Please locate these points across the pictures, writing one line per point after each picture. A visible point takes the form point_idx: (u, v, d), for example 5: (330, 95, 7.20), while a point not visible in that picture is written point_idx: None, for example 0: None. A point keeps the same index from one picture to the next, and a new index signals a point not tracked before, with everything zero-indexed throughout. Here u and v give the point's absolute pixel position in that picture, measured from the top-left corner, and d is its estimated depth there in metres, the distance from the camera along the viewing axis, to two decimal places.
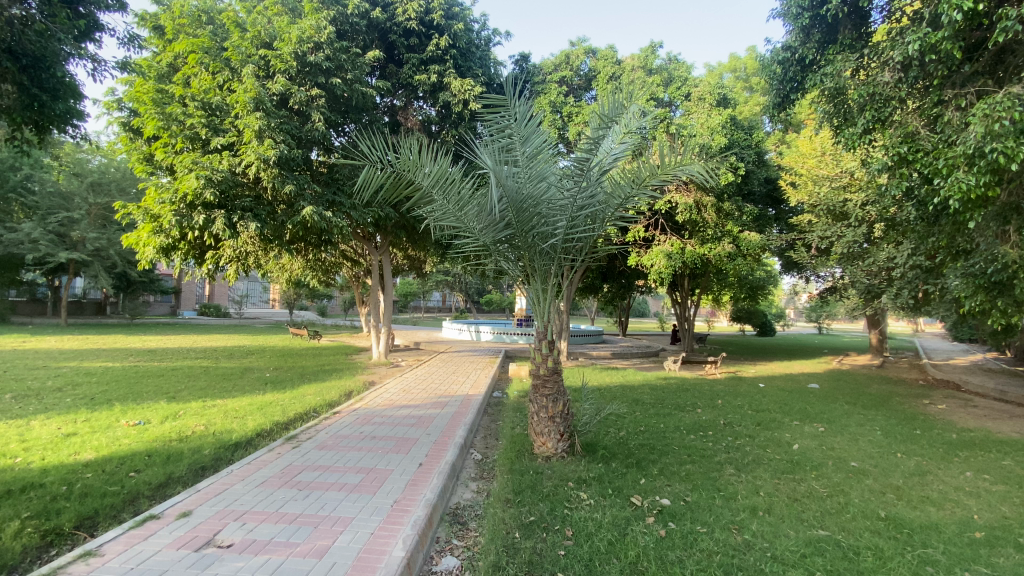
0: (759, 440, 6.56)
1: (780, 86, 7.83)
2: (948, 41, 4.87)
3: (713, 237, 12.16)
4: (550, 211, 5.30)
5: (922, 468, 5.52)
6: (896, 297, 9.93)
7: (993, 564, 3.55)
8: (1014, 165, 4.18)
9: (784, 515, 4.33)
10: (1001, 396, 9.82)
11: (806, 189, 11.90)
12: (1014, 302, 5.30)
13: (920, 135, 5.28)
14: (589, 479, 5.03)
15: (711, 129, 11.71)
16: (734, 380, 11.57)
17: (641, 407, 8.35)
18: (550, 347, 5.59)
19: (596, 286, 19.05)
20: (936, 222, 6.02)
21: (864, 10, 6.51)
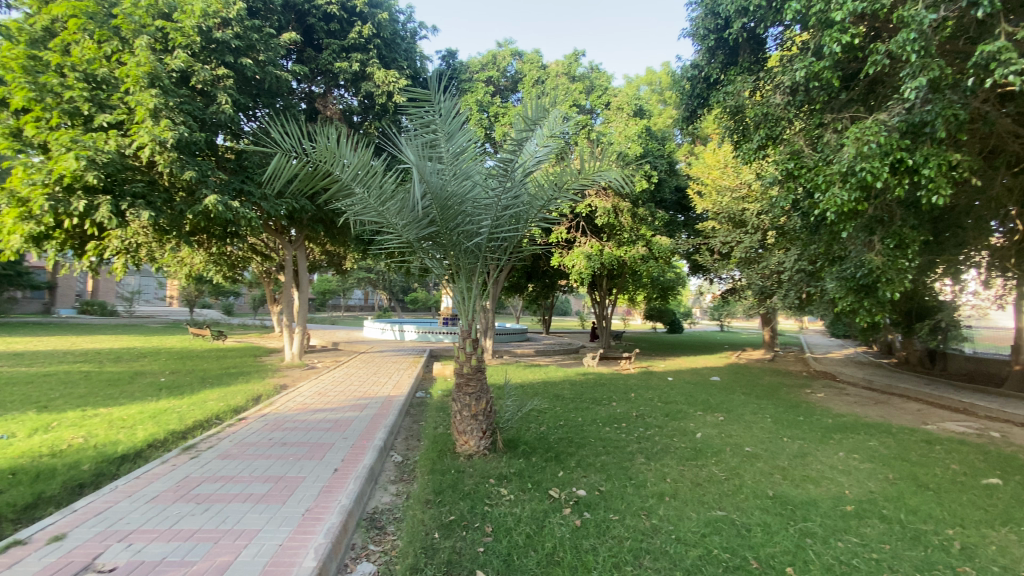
0: (667, 430, 7.02)
1: (688, 101, 8.45)
2: (828, 70, 5.42)
3: (628, 240, 12.83)
4: (475, 210, 5.29)
5: (804, 450, 6.21)
6: (785, 298, 11.07)
7: (860, 533, 4.05)
8: (878, 183, 4.77)
9: (687, 499, 4.67)
10: (868, 384, 11.26)
11: (710, 198, 12.78)
12: (876, 302, 6.11)
13: (804, 153, 5.90)
14: (510, 474, 5.10)
15: (628, 137, 12.32)
16: (647, 374, 12.30)
17: (561, 402, 8.61)
18: (474, 345, 5.57)
19: (521, 286, 19.42)
20: (817, 231, 6.78)
21: (760, 37, 7.12)
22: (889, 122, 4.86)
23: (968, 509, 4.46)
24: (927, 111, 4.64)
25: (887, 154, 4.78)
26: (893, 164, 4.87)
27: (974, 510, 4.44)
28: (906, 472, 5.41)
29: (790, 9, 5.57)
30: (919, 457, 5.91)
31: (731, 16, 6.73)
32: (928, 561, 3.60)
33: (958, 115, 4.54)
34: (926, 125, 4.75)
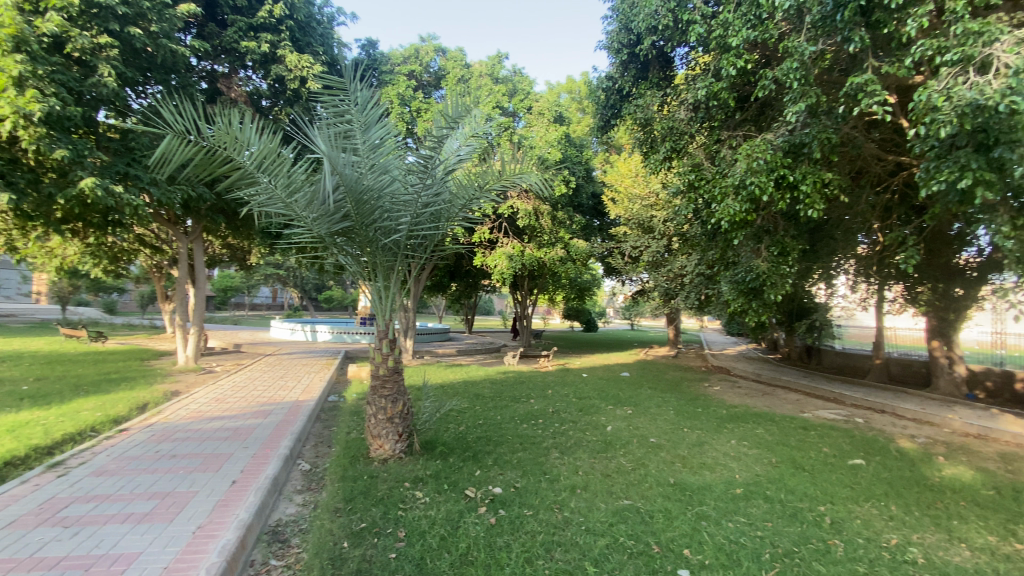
0: (580, 425, 7.30)
1: (603, 111, 8.85)
2: (725, 91, 5.92)
3: (548, 242, 13.16)
4: (394, 206, 5.12)
5: (702, 439, 6.74)
6: (687, 299, 11.96)
7: (747, 513, 4.48)
8: (764, 196, 5.30)
9: (597, 491, 4.89)
10: (757, 378, 12.49)
11: (622, 205, 13.45)
12: (762, 304, 6.77)
13: (703, 166, 6.40)
14: (426, 477, 5.03)
15: (547, 142, 12.61)
16: (563, 372, 12.71)
17: (480, 401, 8.63)
18: (391, 346, 5.42)
19: (443, 285, 19.23)
20: (714, 238, 7.39)
21: (668, 56, 7.64)
22: (775, 142, 5.41)
23: (836, 487, 5.08)
24: (806, 133, 5.22)
25: (773, 170, 5.32)
26: (777, 180, 5.41)
27: (841, 488, 5.07)
28: (786, 456, 6.05)
29: (693, 31, 6.00)
30: (797, 442, 6.64)
31: (642, 33, 7.11)
32: (803, 536, 4.05)
33: (830, 138, 5.13)
34: (805, 146, 5.33)
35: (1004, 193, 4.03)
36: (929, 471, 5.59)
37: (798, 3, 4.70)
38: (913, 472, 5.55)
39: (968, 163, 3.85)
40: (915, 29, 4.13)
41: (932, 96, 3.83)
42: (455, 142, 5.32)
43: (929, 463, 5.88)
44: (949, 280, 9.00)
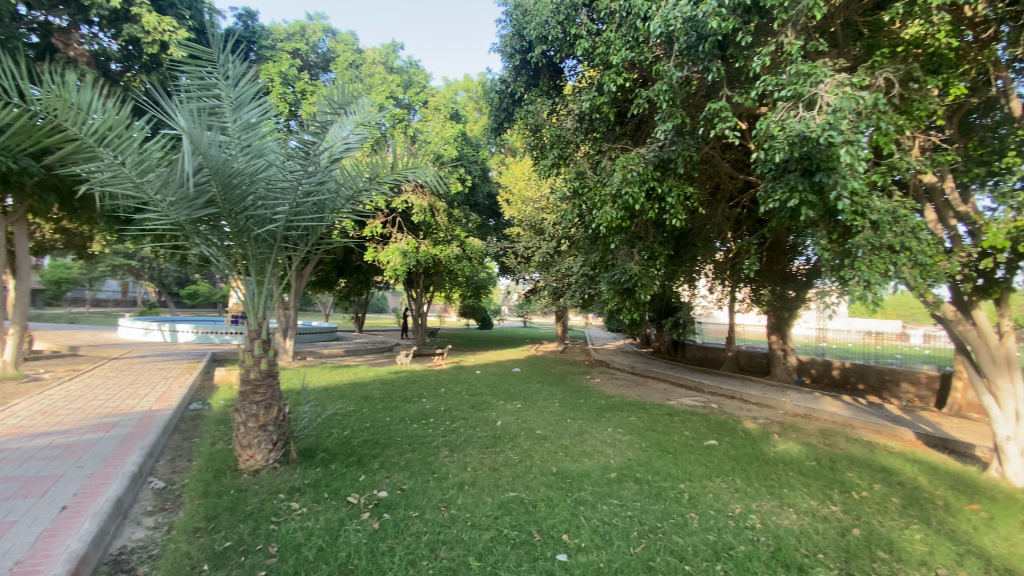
0: (471, 422, 7.36)
1: (496, 113, 9.02)
2: (607, 105, 6.34)
3: (444, 239, 13.10)
4: (270, 193, 4.72)
5: (583, 429, 7.17)
6: (573, 298, 12.63)
7: (620, 495, 4.87)
8: (636, 206, 5.77)
9: (485, 486, 4.98)
10: (633, 370, 13.61)
11: (516, 206, 13.88)
12: (636, 303, 7.40)
13: (587, 174, 6.80)
14: (303, 486, 4.72)
15: (443, 138, 12.52)
16: (456, 369, 12.73)
17: (367, 403, 8.31)
18: (264, 348, 5.00)
19: (330, 280, 18.18)
20: (596, 242, 7.89)
21: (558, 66, 8.00)
22: (647, 156, 5.88)
23: (694, 466, 5.72)
24: (673, 150, 5.78)
25: (645, 182, 5.79)
26: (649, 191, 5.91)
27: (699, 466, 5.72)
28: (654, 441, 6.68)
29: (580, 45, 6.32)
30: (664, 428, 7.36)
31: (533, 41, 7.34)
32: (666, 512, 4.50)
33: (692, 156, 5.73)
34: (672, 161, 5.89)
35: (821, 213, 4.82)
36: (767, 448, 6.53)
37: (668, 31, 5.14)
38: (755, 449, 6.43)
39: (796, 186, 4.54)
40: (760, 66, 4.74)
41: (771, 125, 4.44)
42: (344, 129, 5.09)
43: (767, 441, 6.86)
44: (785, 283, 10.46)
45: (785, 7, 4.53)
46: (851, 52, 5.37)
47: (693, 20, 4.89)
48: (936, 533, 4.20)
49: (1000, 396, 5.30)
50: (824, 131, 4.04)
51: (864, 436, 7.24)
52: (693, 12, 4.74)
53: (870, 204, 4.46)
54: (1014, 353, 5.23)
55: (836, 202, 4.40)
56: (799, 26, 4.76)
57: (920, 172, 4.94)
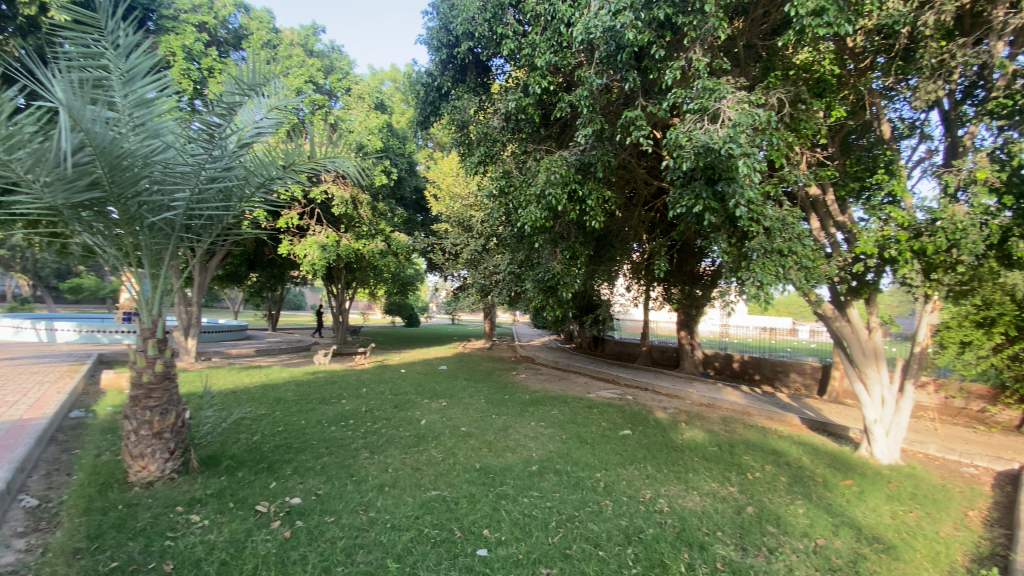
0: (394, 422, 7.20)
1: (422, 106, 8.88)
2: (532, 106, 6.45)
3: (367, 233, 12.72)
4: (168, 177, 4.30)
5: (507, 424, 7.27)
6: (500, 296, 12.76)
7: (540, 487, 5.00)
8: (559, 207, 5.92)
9: (406, 486, 4.90)
10: (557, 365, 14.00)
11: (445, 202, 13.83)
12: (559, 300, 7.62)
13: (513, 173, 6.88)
14: (205, 497, 4.38)
15: (367, 128, 12.12)
16: (380, 368, 12.39)
17: (280, 406, 7.84)
18: (160, 348, 4.58)
19: (241, 274, 16.96)
20: (521, 241, 8.01)
21: (485, 64, 7.98)
22: (570, 159, 6.05)
23: (610, 455, 6.01)
24: (593, 154, 6.01)
25: (567, 184, 5.95)
26: (570, 193, 6.09)
27: (614, 455, 6.02)
28: (574, 433, 6.92)
29: (506, 45, 6.38)
30: (583, 420, 7.65)
31: (460, 36, 7.29)
32: (582, 501, 4.69)
33: (611, 161, 5.99)
34: (592, 165, 6.12)
35: (722, 219, 5.24)
36: (675, 436, 7.00)
37: (589, 39, 5.34)
38: (665, 438, 6.87)
39: (700, 193, 4.90)
40: (672, 79, 5.05)
41: (680, 136, 4.74)
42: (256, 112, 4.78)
43: (676, 429, 7.34)
44: (693, 283, 11.31)
45: (694, 25, 4.84)
46: (751, 72, 5.86)
47: (612, 30, 5.10)
48: (816, 506, 4.73)
49: (869, 383, 6.06)
50: (725, 144, 4.40)
51: (759, 422, 7.99)
52: (612, 22, 4.95)
53: (764, 212, 4.92)
54: (879, 346, 5.99)
55: (735, 209, 4.80)
56: (706, 44, 5.11)
57: (806, 185, 5.51)
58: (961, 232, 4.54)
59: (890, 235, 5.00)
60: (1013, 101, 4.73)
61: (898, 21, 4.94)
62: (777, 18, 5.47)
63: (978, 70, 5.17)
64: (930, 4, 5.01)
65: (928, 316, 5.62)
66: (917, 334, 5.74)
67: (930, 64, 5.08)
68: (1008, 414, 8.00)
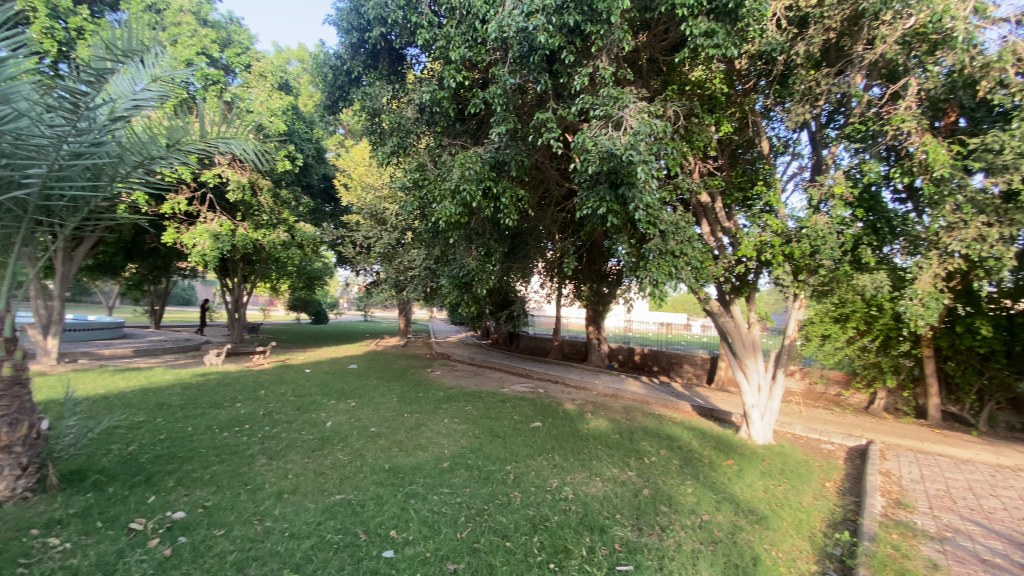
0: (295, 425, 6.78)
1: (331, 90, 8.45)
2: (447, 100, 6.38)
3: (268, 222, 11.92)
4: (18, 149, 3.65)
5: (419, 422, 7.14)
6: (414, 291, 12.53)
7: (450, 483, 4.99)
8: (472, 204, 5.90)
9: (307, 492, 4.65)
10: (472, 361, 14.03)
11: (356, 192, 13.39)
12: (473, 296, 7.64)
13: (427, 167, 6.77)
14: (67, 518, 3.84)
15: (270, 110, 11.32)
16: (282, 368, 11.59)
17: (163, 412, 7.06)
18: (7, 349, 3.94)
19: (116, 264, 15.01)
20: (436, 236, 7.90)
21: (399, 52, 7.76)
22: (484, 156, 6.07)
23: (520, 448, 6.16)
24: (507, 152, 6.08)
25: (481, 181, 5.96)
26: (485, 190, 6.11)
27: (525, 447, 6.17)
28: (486, 428, 6.98)
29: (420, 34, 6.26)
30: (496, 414, 7.75)
31: (372, 21, 7.04)
32: (492, 494, 4.76)
33: (523, 160, 6.10)
34: (506, 163, 6.20)
35: (625, 221, 5.55)
36: (582, 426, 7.33)
37: (503, 37, 5.38)
38: (572, 428, 7.17)
39: (604, 197, 5.17)
40: (580, 85, 5.26)
41: (587, 139, 4.95)
42: (134, 85, 4.14)
43: (583, 419, 7.69)
44: (600, 281, 11.89)
45: (600, 34, 5.07)
46: (652, 84, 6.27)
47: (525, 31, 5.18)
48: (703, 485, 5.20)
49: (748, 372, 6.75)
50: (626, 150, 4.64)
51: (657, 410, 8.60)
52: (524, 23, 5.04)
53: (661, 216, 5.28)
54: (757, 339, 6.72)
55: (635, 213, 5.11)
56: (612, 54, 5.36)
57: (698, 192, 6.01)
58: (821, 240, 5.23)
59: (767, 241, 5.62)
60: (865, 127, 5.51)
61: (776, 49, 5.58)
62: (676, 36, 5.89)
63: (840, 98, 5.94)
64: (801, 35, 5.70)
65: (796, 313, 6.39)
66: (787, 328, 6.51)
67: (801, 90, 5.77)
68: (857, 397, 9.33)
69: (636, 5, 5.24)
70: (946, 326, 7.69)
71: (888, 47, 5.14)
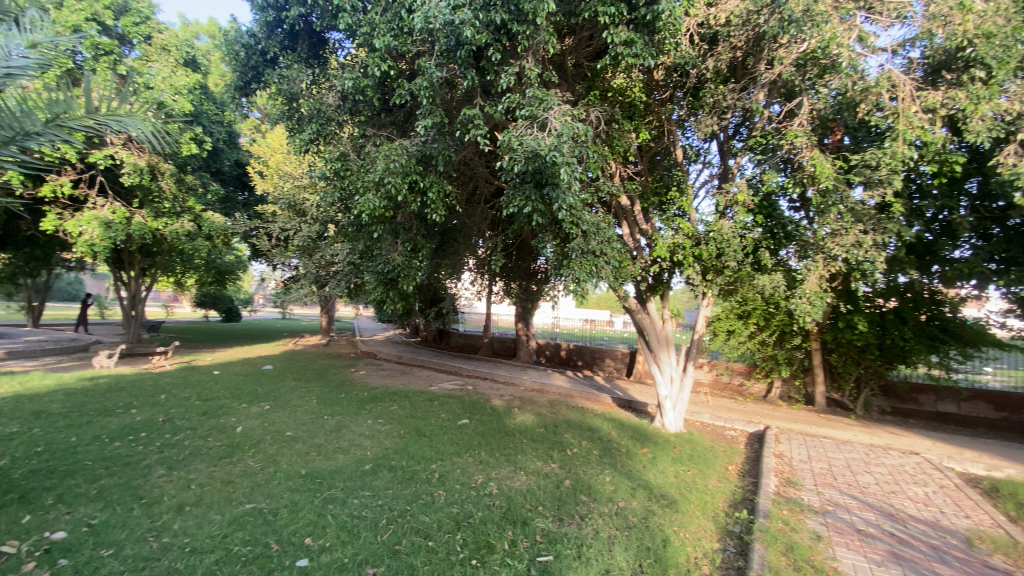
0: (201, 431, 6.27)
1: (243, 70, 7.87)
2: (371, 89, 6.16)
3: (170, 211, 10.92)
4: None
5: (340, 424, 6.87)
6: (336, 287, 12.03)
7: (372, 485, 4.85)
8: (397, 197, 5.74)
9: (213, 502, 4.32)
10: (399, 360, 13.71)
11: (272, 181, 12.58)
12: (398, 293, 7.45)
13: (349, 157, 6.50)
14: None
15: (174, 88, 10.36)
16: (186, 370, 10.64)
17: (40, 421, 6.24)
18: None
19: None
20: (359, 230, 7.60)
21: (320, 35, 7.41)
22: (410, 149, 5.94)
23: (446, 445, 6.11)
24: (434, 147, 5.99)
25: (407, 174, 5.81)
26: (410, 184, 5.97)
27: (450, 445, 6.14)
28: (412, 427, 6.86)
29: (342, 19, 5.99)
30: (422, 413, 7.63)
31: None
32: (415, 494, 4.69)
33: (450, 156, 6.04)
34: (433, 158, 6.09)
35: (550, 220, 5.66)
36: (508, 421, 7.42)
37: (430, 29, 5.26)
38: (498, 424, 7.23)
39: (530, 196, 5.24)
40: (507, 83, 5.28)
41: (513, 138, 4.98)
42: (9, 48, 2.43)
43: (509, 415, 7.78)
44: (528, 279, 12.06)
45: (527, 35, 5.15)
46: (577, 88, 6.44)
47: (451, 24, 5.10)
48: (620, 473, 5.46)
49: (662, 365, 7.16)
50: (550, 151, 4.73)
51: (580, 403, 8.90)
52: (451, 16, 4.95)
53: (583, 217, 5.44)
54: (669, 334, 7.15)
55: (559, 213, 5.23)
56: (538, 56, 5.45)
57: (618, 194, 6.27)
58: (726, 243, 5.67)
59: (679, 243, 5.99)
60: (765, 141, 6.01)
61: (689, 62, 5.94)
62: (599, 42, 6.10)
63: (745, 112, 6.44)
64: (711, 52, 6.13)
65: (704, 310, 6.88)
66: (697, 324, 6.98)
67: (710, 102, 6.19)
68: (757, 386, 10.22)
69: (561, 9, 5.36)
70: (830, 322, 8.62)
71: (785, 68, 5.65)
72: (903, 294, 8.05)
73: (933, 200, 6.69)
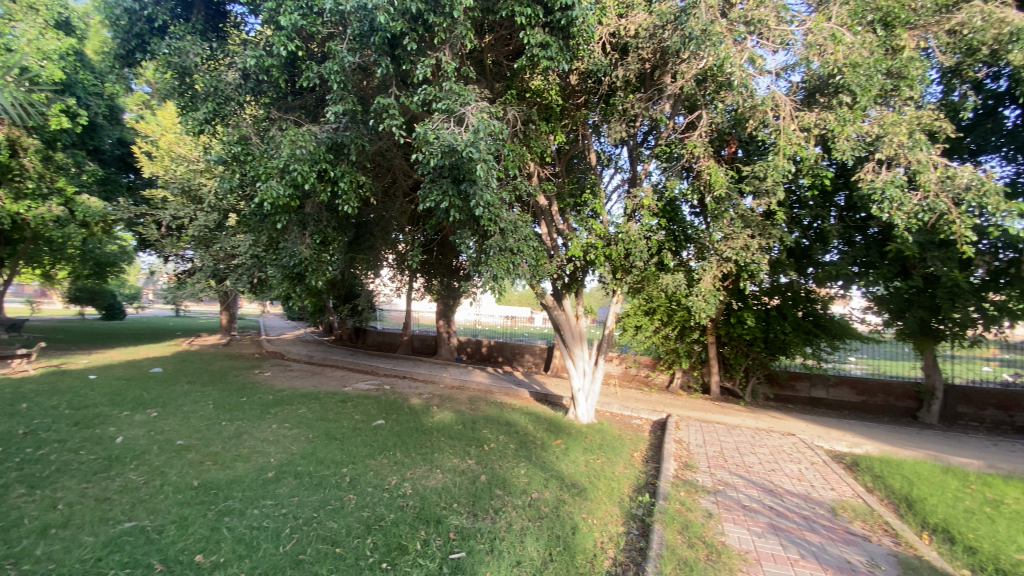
0: (71, 444, 5.53)
1: (124, 37, 7.04)
2: (276, 69, 5.76)
3: (35, 192, 9.51)
4: None
5: (240, 430, 6.37)
6: (237, 282, 11.13)
7: (275, 494, 4.56)
8: (305, 186, 5.42)
9: (84, 523, 3.84)
10: (310, 360, 12.99)
11: (162, 163, 11.39)
12: (306, 288, 7.04)
13: (251, 141, 6.03)
14: None
15: (41, 52, 9.07)
16: (54, 375, 9.32)
17: None
18: None
19: None
20: (263, 221, 7.08)
21: (219, 7, 6.85)
22: (319, 136, 5.63)
23: (358, 448, 5.89)
24: (346, 135, 5.72)
25: (316, 163, 5.51)
26: (320, 172, 5.67)
27: (364, 447, 5.93)
28: (322, 430, 6.54)
29: None
30: (334, 415, 7.29)
31: None
32: (323, 500, 4.47)
33: (364, 146, 5.81)
34: (345, 147, 5.83)
35: (467, 217, 5.65)
36: (426, 420, 7.31)
37: (341, 11, 5.03)
38: (415, 423, 7.10)
39: (447, 190, 5.18)
40: (423, 75, 5.17)
41: (429, 131, 4.90)
42: None
43: (426, 413, 7.66)
44: (449, 276, 11.95)
45: (444, 27, 5.11)
46: (495, 87, 6.46)
47: (365, 9, 4.91)
48: (534, 466, 5.59)
49: (575, 359, 7.42)
50: (467, 147, 4.73)
51: (497, 399, 8.97)
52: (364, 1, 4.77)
53: (499, 214, 5.48)
54: (582, 330, 7.43)
55: (476, 209, 5.23)
56: (455, 50, 5.42)
57: (534, 193, 6.38)
58: (633, 243, 6.00)
59: (592, 243, 6.26)
60: (670, 150, 6.44)
61: (601, 69, 6.20)
62: (517, 43, 6.17)
63: (652, 122, 6.84)
64: (621, 61, 6.45)
65: (614, 307, 7.23)
66: (607, 320, 7.32)
67: (621, 109, 6.51)
68: (662, 379, 10.92)
69: (479, 5, 5.36)
70: (724, 318, 9.43)
71: (686, 82, 6.09)
72: (785, 293, 9.00)
73: (809, 210, 7.52)
